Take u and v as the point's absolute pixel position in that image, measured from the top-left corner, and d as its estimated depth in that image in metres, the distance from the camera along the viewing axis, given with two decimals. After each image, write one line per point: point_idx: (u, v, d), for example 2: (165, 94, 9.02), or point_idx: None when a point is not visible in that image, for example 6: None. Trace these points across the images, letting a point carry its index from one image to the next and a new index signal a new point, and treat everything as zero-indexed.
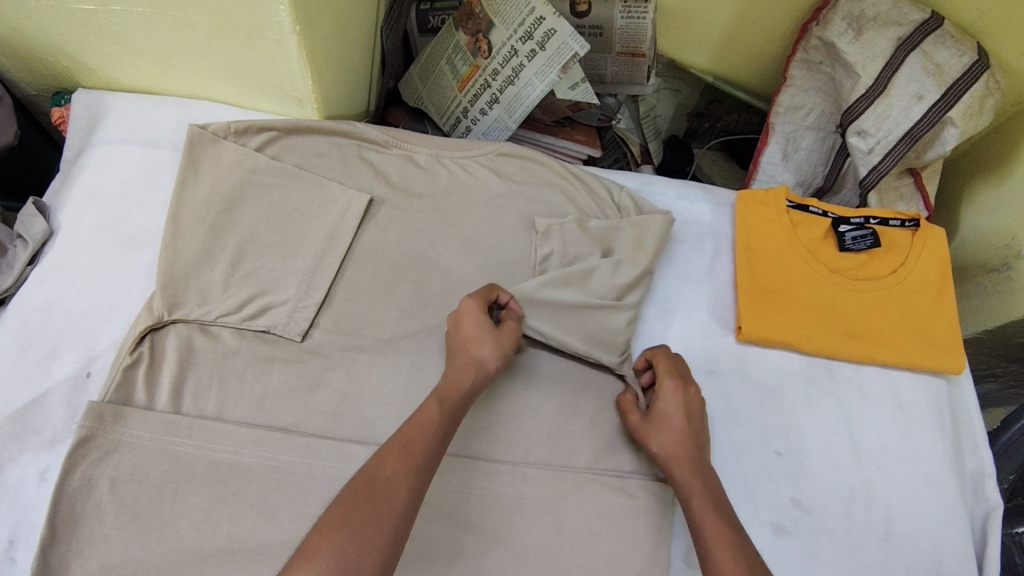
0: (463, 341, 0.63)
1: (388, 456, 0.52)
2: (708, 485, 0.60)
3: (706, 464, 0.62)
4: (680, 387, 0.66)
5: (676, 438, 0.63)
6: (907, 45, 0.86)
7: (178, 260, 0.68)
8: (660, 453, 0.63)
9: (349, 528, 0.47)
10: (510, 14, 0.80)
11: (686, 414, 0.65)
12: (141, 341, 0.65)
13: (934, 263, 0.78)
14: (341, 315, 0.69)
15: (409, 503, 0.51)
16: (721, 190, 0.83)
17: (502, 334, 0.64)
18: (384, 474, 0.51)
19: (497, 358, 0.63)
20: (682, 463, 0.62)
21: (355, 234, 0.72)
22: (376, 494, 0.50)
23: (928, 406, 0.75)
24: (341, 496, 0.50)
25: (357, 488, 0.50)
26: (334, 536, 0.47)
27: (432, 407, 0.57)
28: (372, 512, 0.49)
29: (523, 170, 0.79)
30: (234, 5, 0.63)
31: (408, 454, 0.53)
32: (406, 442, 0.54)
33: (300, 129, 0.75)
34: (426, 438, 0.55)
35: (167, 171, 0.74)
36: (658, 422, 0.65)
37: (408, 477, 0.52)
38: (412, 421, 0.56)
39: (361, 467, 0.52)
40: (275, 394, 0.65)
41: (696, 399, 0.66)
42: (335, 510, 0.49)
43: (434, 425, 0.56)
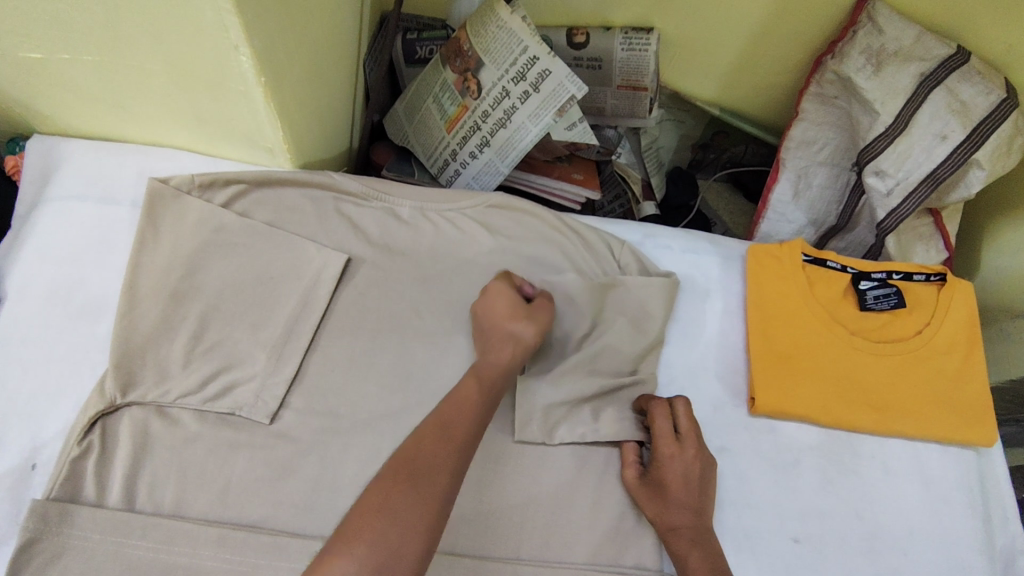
0: (497, 319, 0.60)
1: (428, 436, 0.47)
2: (707, 557, 0.56)
3: (706, 533, 0.58)
4: (677, 452, 0.61)
5: (676, 509, 0.59)
6: (930, 80, 0.80)
7: (133, 333, 0.61)
8: (659, 525, 0.59)
9: (392, 512, 0.42)
10: (501, 53, 0.74)
11: (684, 480, 0.60)
12: (91, 427, 0.58)
13: (961, 323, 0.72)
14: (315, 391, 0.63)
15: (451, 484, 0.45)
16: (729, 241, 0.77)
17: (535, 310, 0.61)
18: (425, 454, 0.46)
19: (535, 332, 0.59)
20: (679, 536, 0.58)
21: (331, 297, 0.66)
22: (418, 473, 0.44)
23: (956, 482, 0.69)
24: (379, 475, 0.44)
25: (397, 466, 0.45)
26: (373, 521, 0.41)
27: (472, 385, 0.53)
28: (414, 493, 0.43)
29: (515, 224, 0.72)
30: (194, 55, 0.57)
31: (450, 432, 0.48)
32: (446, 420, 0.49)
33: (270, 182, 0.68)
34: (466, 416, 0.50)
35: (125, 231, 0.68)
36: (656, 492, 0.60)
37: (449, 455, 0.46)
38: (450, 398, 0.51)
39: (398, 447, 0.46)
40: (240, 485, 0.58)
41: (695, 466, 0.60)
42: (373, 493, 0.43)
43: (477, 401, 0.51)
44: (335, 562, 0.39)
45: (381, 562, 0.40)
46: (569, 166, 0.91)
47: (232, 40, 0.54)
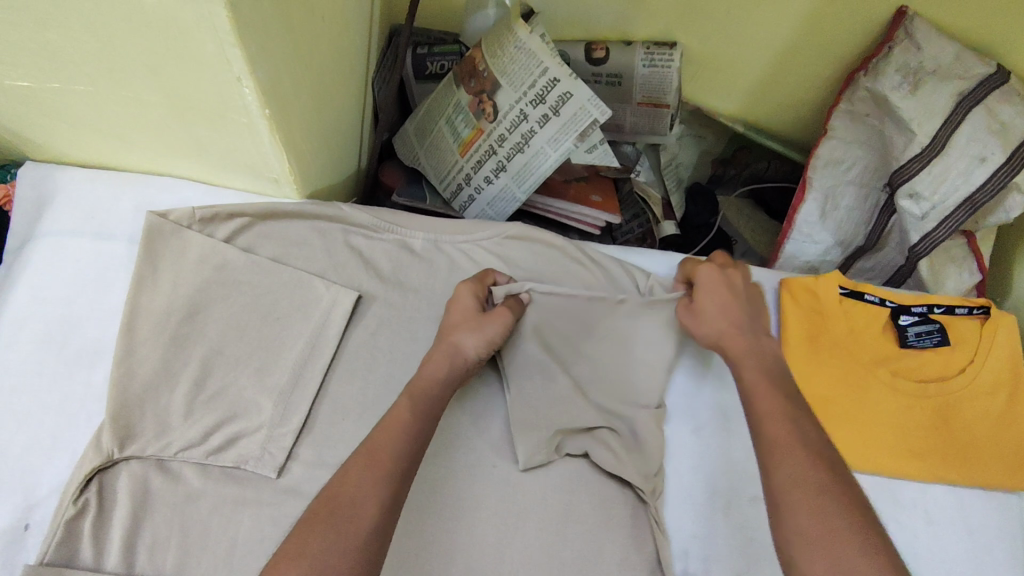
0: (447, 325, 0.60)
1: (351, 469, 0.46)
2: (760, 360, 0.56)
3: (761, 341, 0.58)
4: (718, 269, 0.63)
5: (728, 320, 0.59)
6: (969, 100, 0.75)
7: (131, 381, 0.58)
8: (714, 337, 0.59)
9: (311, 556, 0.41)
10: (519, 74, 0.69)
11: (729, 291, 0.61)
12: (87, 484, 0.55)
13: (1006, 360, 0.68)
14: (325, 441, 0.59)
15: (378, 521, 0.44)
16: (759, 272, 0.73)
17: (485, 318, 0.60)
18: (348, 493, 0.45)
19: (479, 345, 0.58)
20: (734, 338, 0.58)
21: (341, 338, 0.62)
22: (340, 513, 0.43)
23: (1003, 532, 0.65)
24: (300, 522, 0.43)
25: (318, 508, 0.44)
26: (291, 566, 0.40)
27: (403, 407, 0.52)
28: (334, 533, 0.42)
29: (533, 256, 0.68)
30: (193, 87, 0.53)
31: (375, 465, 0.47)
32: (371, 450, 0.48)
33: (275, 215, 0.65)
34: (394, 447, 0.48)
35: (123, 268, 0.64)
36: (704, 304, 0.61)
37: (373, 490, 0.45)
38: (380, 428, 0.50)
39: (322, 488, 0.46)
40: (245, 546, 0.55)
41: (737, 278, 0.62)
42: (292, 539, 0.42)
43: (408, 423, 0.50)
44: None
45: None
46: (587, 186, 0.87)
47: (234, 72, 0.50)
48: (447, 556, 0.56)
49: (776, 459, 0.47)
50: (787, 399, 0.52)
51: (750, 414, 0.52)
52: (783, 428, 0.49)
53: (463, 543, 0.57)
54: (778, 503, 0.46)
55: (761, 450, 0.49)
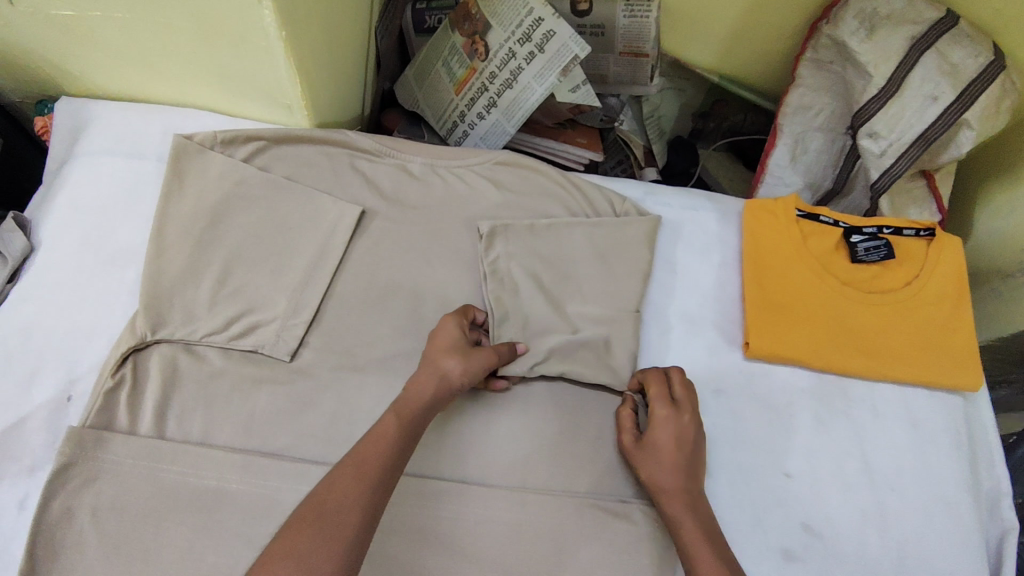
0: (434, 351, 0.61)
1: (341, 477, 0.50)
2: (699, 524, 0.58)
3: (698, 498, 0.60)
4: (672, 414, 0.63)
5: (665, 466, 0.61)
6: (921, 43, 0.82)
7: (161, 276, 0.65)
8: (648, 482, 0.61)
9: (294, 561, 0.45)
10: (508, 15, 0.77)
11: (677, 441, 0.61)
12: (124, 361, 0.62)
13: (950, 274, 0.75)
14: (332, 332, 0.66)
15: (359, 525, 0.48)
16: (728, 199, 0.80)
17: (474, 352, 0.61)
18: (335, 498, 0.49)
19: (463, 372, 0.60)
20: (675, 497, 0.59)
21: (347, 247, 0.70)
22: (326, 518, 0.48)
23: (944, 425, 0.72)
24: (290, 521, 0.48)
25: (306, 513, 0.48)
26: (280, 564, 0.45)
27: (391, 423, 0.55)
28: (319, 536, 0.47)
29: (520, 179, 0.75)
30: (218, 13, 0.60)
31: (360, 473, 0.51)
32: (358, 461, 0.52)
33: (289, 138, 0.72)
34: (381, 457, 0.52)
35: (151, 183, 0.71)
36: (651, 452, 0.62)
37: (357, 496, 0.49)
38: (369, 438, 0.54)
39: (312, 491, 0.50)
40: (262, 417, 0.62)
41: (691, 432, 0.62)
42: (278, 542, 0.47)
43: (395, 442, 0.54)
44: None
45: None
46: (573, 132, 0.94)
47: None
48: (441, 430, 0.64)
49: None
50: (721, 563, 0.55)
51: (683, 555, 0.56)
52: (715, 572, 0.54)
53: (455, 421, 0.65)
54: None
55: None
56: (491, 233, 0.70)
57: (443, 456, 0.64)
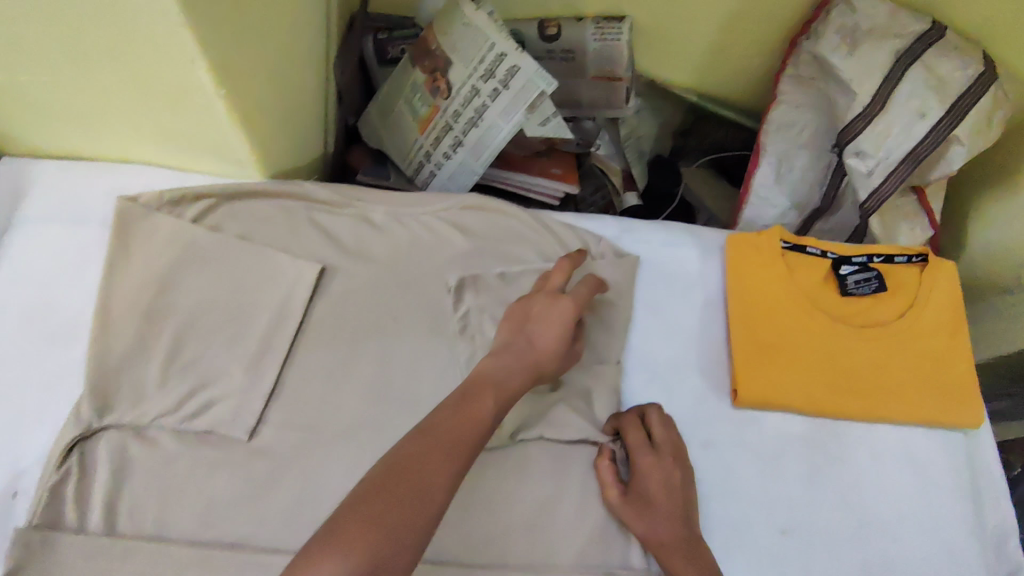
0: (547, 340, 0.60)
1: (432, 448, 0.47)
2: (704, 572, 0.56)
3: (697, 544, 0.58)
4: (657, 460, 0.61)
5: (659, 516, 0.59)
6: (907, 57, 0.78)
7: (108, 354, 0.61)
8: (645, 537, 0.59)
9: (381, 528, 0.42)
10: (469, 51, 0.73)
11: (666, 488, 0.60)
12: (70, 451, 0.58)
13: (945, 304, 0.72)
14: (292, 405, 0.62)
15: (444, 506, 0.45)
16: (709, 232, 0.76)
17: (570, 354, 0.63)
18: (428, 472, 0.45)
19: (553, 376, 0.62)
20: (673, 549, 0.58)
21: (307, 309, 0.65)
22: (415, 489, 0.44)
23: (944, 465, 0.69)
24: (376, 480, 0.44)
25: (393, 476, 0.44)
26: (366, 529, 0.41)
27: (488, 403, 0.52)
28: (411, 508, 0.43)
29: (489, 224, 0.71)
30: (151, 71, 0.56)
31: (453, 449, 0.48)
32: (451, 435, 0.48)
33: (241, 194, 0.68)
34: (470, 435, 0.49)
35: (96, 251, 0.67)
36: (641, 505, 0.60)
37: (449, 475, 0.46)
38: (460, 411, 0.50)
39: (400, 453, 0.46)
40: (221, 503, 0.58)
41: (678, 475, 0.61)
42: (361, 502, 0.43)
43: (484, 421, 0.51)
44: (322, 565, 0.39)
45: None
46: (548, 161, 0.90)
47: (188, 55, 0.52)
48: None
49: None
50: None
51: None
52: None
53: None
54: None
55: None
56: (459, 282, 0.67)
57: None
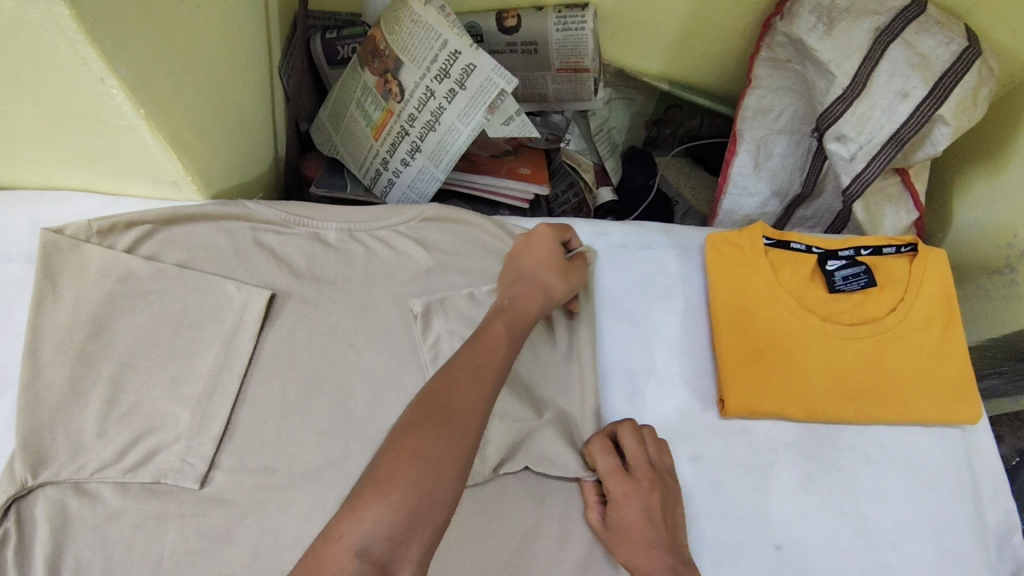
0: (536, 264, 0.62)
1: (459, 378, 0.48)
2: None
3: (686, 570, 0.55)
4: (631, 488, 0.57)
5: (640, 547, 0.55)
6: (886, 35, 0.75)
7: (41, 405, 0.56)
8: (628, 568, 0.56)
9: (426, 456, 0.43)
10: (419, 50, 0.68)
11: (644, 515, 0.56)
12: (3, 515, 0.53)
13: (937, 294, 0.68)
14: (246, 446, 0.57)
15: (479, 433, 0.46)
16: (686, 230, 0.72)
17: (574, 267, 0.63)
18: (459, 403, 0.46)
19: (568, 290, 0.61)
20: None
21: (257, 340, 0.60)
22: (450, 417, 0.45)
23: (942, 465, 0.65)
24: (410, 419, 0.45)
25: (429, 409, 0.45)
26: (408, 466, 0.42)
27: (501, 332, 0.54)
28: (448, 440, 0.44)
29: (451, 236, 0.67)
30: (60, 92, 0.50)
31: (480, 380, 0.48)
32: (475, 365, 0.49)
33: (178, 219, 0.62)
34: (493, 361, 0.51)
35: (23, 289, 0.62)
36: (619, 535, 0.56)
37: (479, 403, 0.47)
38: (478, 344, 0.52)
39: (429, 390, 0.47)
40: (173, 560, 0.53)
41: (657, 499, 0.57)
42: (398, 442, 0.43)
43: (505, 349, 0.52)
44: (368, 508, 0.40)
45: (413, 507, 0.41)
46: (516, 160, 0.85)
47: (94, 73, 0.47)
48: None
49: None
50: None
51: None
52: None
53: None
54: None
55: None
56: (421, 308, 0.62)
57: None
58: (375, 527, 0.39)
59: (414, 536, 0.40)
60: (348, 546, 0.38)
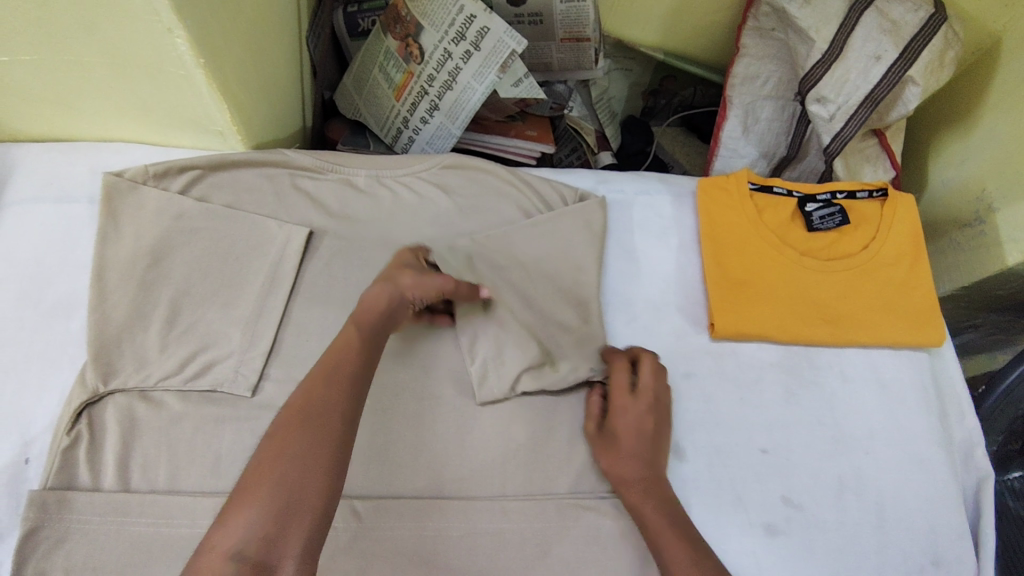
0: (384, 271, 0.60)
1: (313, 384, 0.50)
2: (659, 507, 0.58)
3: (659, 482, 0.60)
4: (630, 404, 0.63)
5: (624, 455, 0.61)
6: (861, 3, 0.82)
7: (108, 324, 0.63)
8: (608, 471, 0.62)
9: (286, 462, 0.45)
10: (438, 14, 0.76)
11: (636, 428, 0.62)
12: (78, 417, 0.60)
13: (905, 233, 0.76)
14: (291, 361, 0.65)
15: (345, 426, 0.48)
16: (680, 179, 0.80)
17: (425, 272, 0.61)
18: (315, 406, 0.48)
19: (414, 287, 0.59)
20: (630, 485, 0.60)
21: (298, 271, 0.68)
22: (307, 421, 0.47)
23: (911, 382, 0.73)
24: (273, 430, 0.47)
25: (286, 419, 0.47)
26: (272, 470, 0.44)
27: (353, 334, 0.54)
28: (310, 441, 0.46)
29: (469, 182, 0.74)
30: (129, 43, 0.57)
31: (337, 380, 0.50)
32: (327, 370, 0.51)
33: (224, 164, 0.69)
34: (348, 362, 0.52)
35: (87, 226, 0.70)
36: (611, 441, 0.63)
37: (336, 401, 0.49)
38: (331, 349, 0.53)
39: (289, 400, 0.49)
40: (229, 457, 0.61)
41: (649, 421, 0.63)
42: (261, 454, 0.46)
43: (359, 348, 0.53)
44: (235, 518, 0.42)
45: (281, 508, 0.43)
46: (524, 124, 0.94)
47: (165, 24, 0.54)
48: (414, 450, 0.63)
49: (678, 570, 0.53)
50: (690, 543, 0.55)
51: (651, 538, 0.57)
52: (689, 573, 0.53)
53: (430, 438, 0.64)
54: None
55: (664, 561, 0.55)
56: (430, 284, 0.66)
57: (420, 473, 0.62)
58: (246, 531, 0.42)
59: (289, 531, 0.43)
60: (224, 552, 0.41)
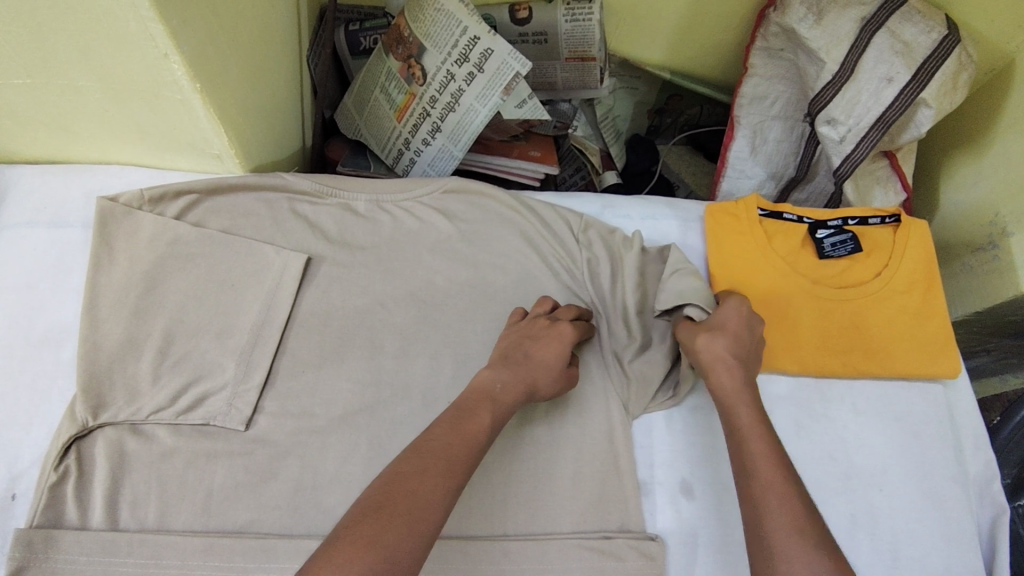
0: (539, 357, 0.60)
1: (431, 468, 0.48)
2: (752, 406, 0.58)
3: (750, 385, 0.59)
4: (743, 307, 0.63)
5: (726, 343, 0.60)
6: (872, 24, 0.80)
7: (98, 353, 0.61)
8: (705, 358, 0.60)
9: (380, 548, 0.42)
10: (441, 36, 0.74)
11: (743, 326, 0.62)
12: (66, 452, 0.59)
13: (920, 261, 0.73)
14: (287, 394, 0.63)
15: (440, 524, 0.46)
16: (687, 204, 0.78)
17: (566, 377, 0.61)
18: (424, 493, 0.46)
19: (547, 396, 0.60)
20: (721, 370, 0.59)
21: (295, 298, 0.66)
22: (410, 509, 0.45)
23: (926, 416, 0.71)
24: (375, 506, 0.45)
25: (391, 499, 0.45)
26: (363, 553, 0.42)
27: (482, 423, 0.53)
28: (407, 528, 0.44)
29: (471, 207, 0.72)
30: (123, 67, 0.55)
31: (450, 468, 0.49)
32: (446, 454, 0.49)
33: (221, 189, 0.68)
34: (466, 451, 0.50)
35: (80, 252, 0.68)
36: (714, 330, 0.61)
37: (443, 495, 0.47)
38: (453, 428, 0.52)
39: (397, 476, 0.47)
40: (221, 493, 0.59)
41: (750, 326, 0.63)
42: (353, 528, 0.43)
43: (479, 440, 0.52)
44: None
45: None
46: (526, 144, 0.92)
47: (160, 49, 0.52)
48: None
49: (765, 510, 0.50)
50: (776, 449, 0.55)
51: (738, 436, 0.56)
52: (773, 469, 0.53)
53: None
54: (770, 553, 0.48)
55: (761, 492, 0.51)
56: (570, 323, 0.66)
57: None
58: None
59: None
60: None
